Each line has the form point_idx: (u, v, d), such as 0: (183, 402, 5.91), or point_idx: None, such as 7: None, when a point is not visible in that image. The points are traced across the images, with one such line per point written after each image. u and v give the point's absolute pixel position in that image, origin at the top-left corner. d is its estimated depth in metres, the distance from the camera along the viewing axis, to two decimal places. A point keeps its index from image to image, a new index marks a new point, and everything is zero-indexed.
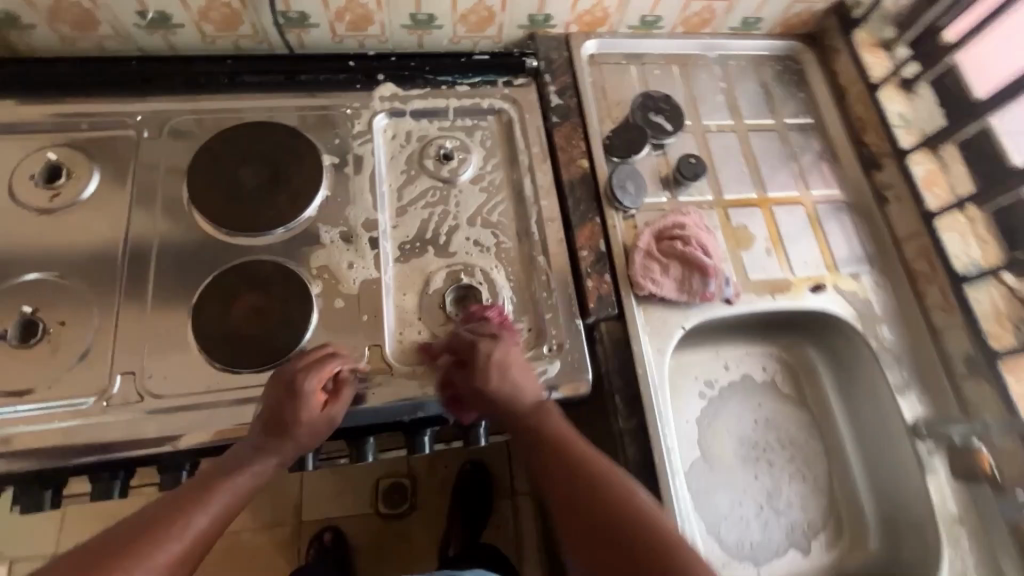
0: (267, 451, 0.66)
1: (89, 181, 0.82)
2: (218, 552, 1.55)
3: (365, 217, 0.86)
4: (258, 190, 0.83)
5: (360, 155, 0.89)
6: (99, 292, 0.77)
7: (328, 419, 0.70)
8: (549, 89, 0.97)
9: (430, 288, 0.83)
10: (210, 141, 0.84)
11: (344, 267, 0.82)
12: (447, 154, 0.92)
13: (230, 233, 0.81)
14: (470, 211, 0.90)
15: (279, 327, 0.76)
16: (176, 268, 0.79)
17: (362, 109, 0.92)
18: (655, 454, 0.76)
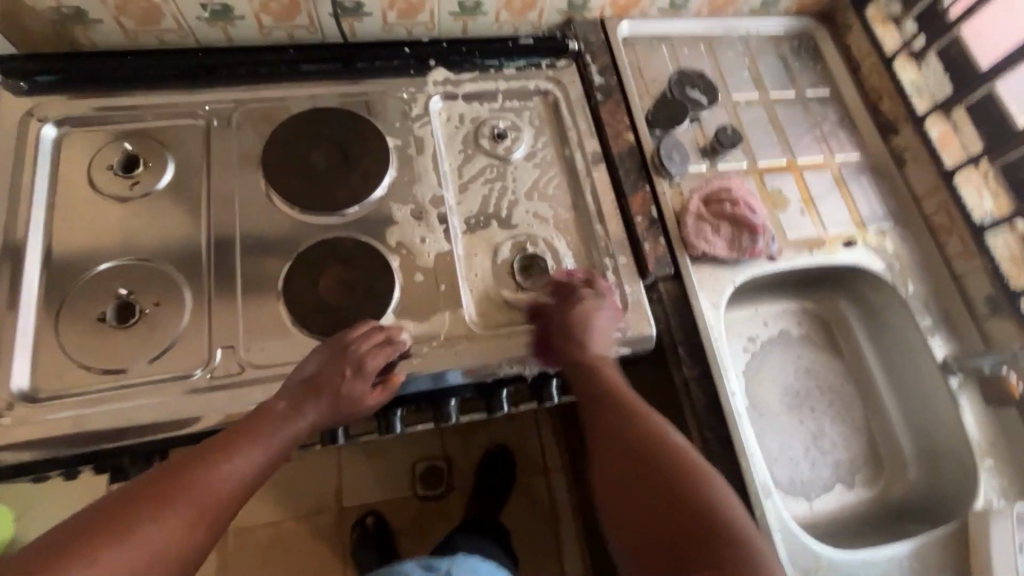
0: (294, 417, 0.70)
1: (165, 169, 0.85)
2: (263, 543, 1.58)
3: (432, 193, 0.90)
4: (330, 171, 0.87)
5: (421, 137, 0.94)
6: (191, 274, 0.80)
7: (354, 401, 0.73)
8: (591, 69, 1.02)
9: (499, 258, 0.89)
10: (280, 126, 0.87)
11: (417, 241, 0.86)
12: (501, 133, 0.97)
13: (308, 212, 0.84)
14: (527, 185, 0.95)
15: (366, 298, 0.80)
16: (260, 248, 0.82)
17: (418, 93, 0.96)
18: (721, 398, 0.83)
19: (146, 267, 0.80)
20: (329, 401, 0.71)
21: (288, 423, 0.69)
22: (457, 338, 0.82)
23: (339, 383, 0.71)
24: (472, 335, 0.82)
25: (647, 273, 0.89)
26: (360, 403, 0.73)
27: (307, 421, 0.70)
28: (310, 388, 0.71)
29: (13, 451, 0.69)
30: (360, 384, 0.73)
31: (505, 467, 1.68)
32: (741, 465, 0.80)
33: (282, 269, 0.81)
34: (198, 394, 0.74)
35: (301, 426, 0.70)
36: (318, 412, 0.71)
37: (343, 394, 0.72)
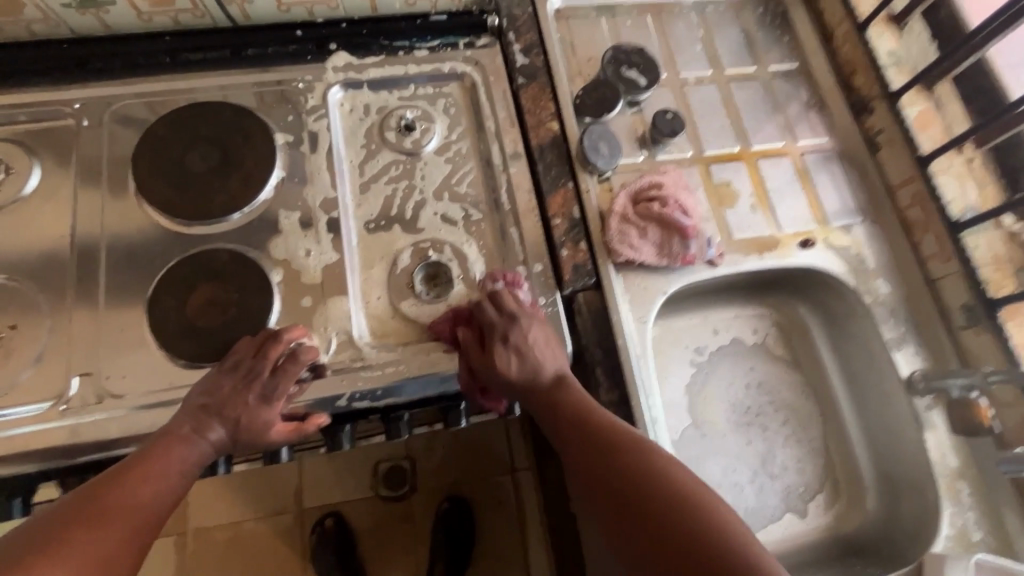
0: (203, 433, 0.65)
1: (30, 175, 0.78)
2: (221, 544, 1.50)
3: (324, 196, 0.81)
4: (207, 175, 0.78)
5: (316, 132, 0.84)
6: (52, 294, 0.73)
7: (269, 432, 0.68)
8: (514, 48, 0.90)
9: (398, 267, 0.80)
10: (155, 126, 0.79)
11: (302, 255, 0.78)
12: (409, 125, 0.86)
13: (184, 222, 0.77)
14: (437, 183, 0.85)
15: (240, 318, 0.73)
16: (130, 263, 0.75)
17: (316, 83, 0.86)
18: (639, 424, 0.74)
19: (4, 287, 0.73)
20: (228, 431, 0.66)
21: (189, 453, 0.63)
22: (344, 360, 0.74)
23: (241, 413, 0.66)
24: (360, 357, 0.74)
25: (564, 284, 0.79)
26: (265, 435, 0.68)
27: (211, 446, 0.65)
28: (210, 413, 0.66)
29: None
30: (267, 414, 0.67)
31: (469, 466, 1.59)
32: None
33: (150, 287, 0.74)
34: (49, 429, 0.67)
35: (207, 455, 0.65)
36: (221, 439, 0.66)
37: (243, 426, 0.67)
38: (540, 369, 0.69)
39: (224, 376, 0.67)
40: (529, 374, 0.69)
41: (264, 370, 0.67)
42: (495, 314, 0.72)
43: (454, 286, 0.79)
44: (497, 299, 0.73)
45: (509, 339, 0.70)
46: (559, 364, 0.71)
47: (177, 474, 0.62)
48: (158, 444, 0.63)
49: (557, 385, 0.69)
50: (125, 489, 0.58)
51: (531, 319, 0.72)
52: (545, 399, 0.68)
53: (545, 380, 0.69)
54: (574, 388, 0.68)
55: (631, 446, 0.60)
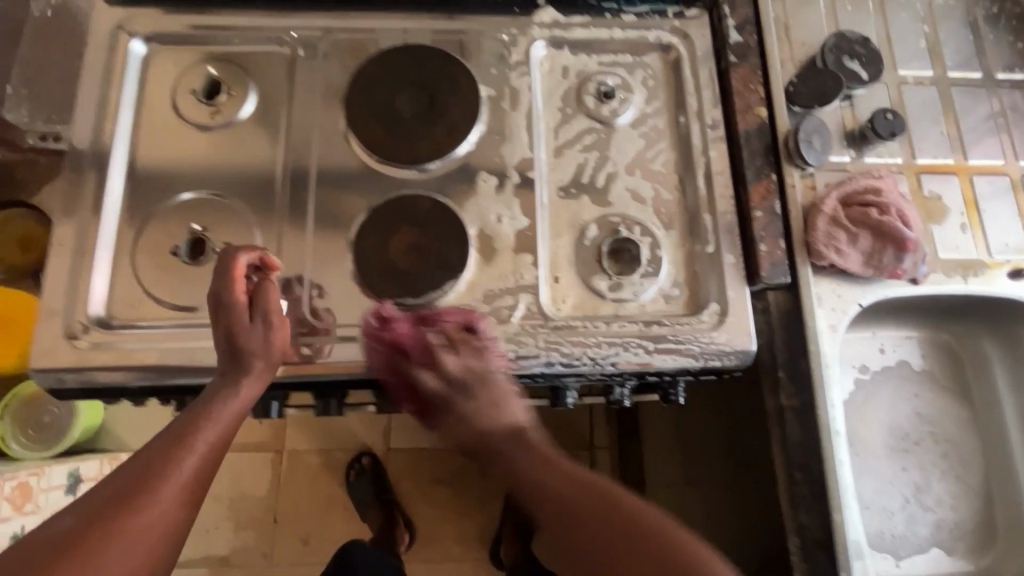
0: (234, 376, 0.65)
1: (249, 99, 0.80)
2: (314, 467, 1.65)
3: (521, 156, 0.80)
4: (413, 119, 0.78)
5: (517, 89, 0.83)
6: (264, 217, 0.76)
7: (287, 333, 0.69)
8: (727, 23, 0.85)
9: (585, 239, 0.79)
10: (367, 64, 0.80)
11: (493, 219, 0.77)
12: (608, 92, 0.85)
13: (386, 164, 0.78)
14: (629, 158, 0.83)
15: (437, 267, 0.73)
16: (335, 196, 0.77)
17: (520, 37, 0.85)
18: (822, 434, 0.72)
19: (219, 204, 0.76)
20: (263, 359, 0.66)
21: (221, 407, 0.62)
22: (529, 324, 0.74)
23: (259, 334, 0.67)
24: (546, 323, 0.74)
25: (757, 279, 0.77)
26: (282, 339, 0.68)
27: (250, 390, 0.64)
28: (232, 360, 0.66)
29: (75, 376, 0.68)
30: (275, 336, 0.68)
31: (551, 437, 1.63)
32: (834, 518, 0.70)
33: (352, 223, 0.76)
34: None
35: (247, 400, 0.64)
36: (257, 370, 0.65)
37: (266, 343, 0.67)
38: (499, 422, 0.64)
39: (229, 320, 0.67)
40: (490, 428, 0.64)
41: (246, 308, 0.68)
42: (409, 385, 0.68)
43: (640, 266, 0.78)
44: (455, 339, 0.68)
45: (452, 403, 0.66)
46: (518, 416, 0.65)
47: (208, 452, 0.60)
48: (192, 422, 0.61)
49: (514, 441, 0.63)
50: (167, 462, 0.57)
51: (489, 364, 0.66)
52: (500, 444, 0.64)
53: (596, 479, 0.59)
54: (559, 470, 0.61)
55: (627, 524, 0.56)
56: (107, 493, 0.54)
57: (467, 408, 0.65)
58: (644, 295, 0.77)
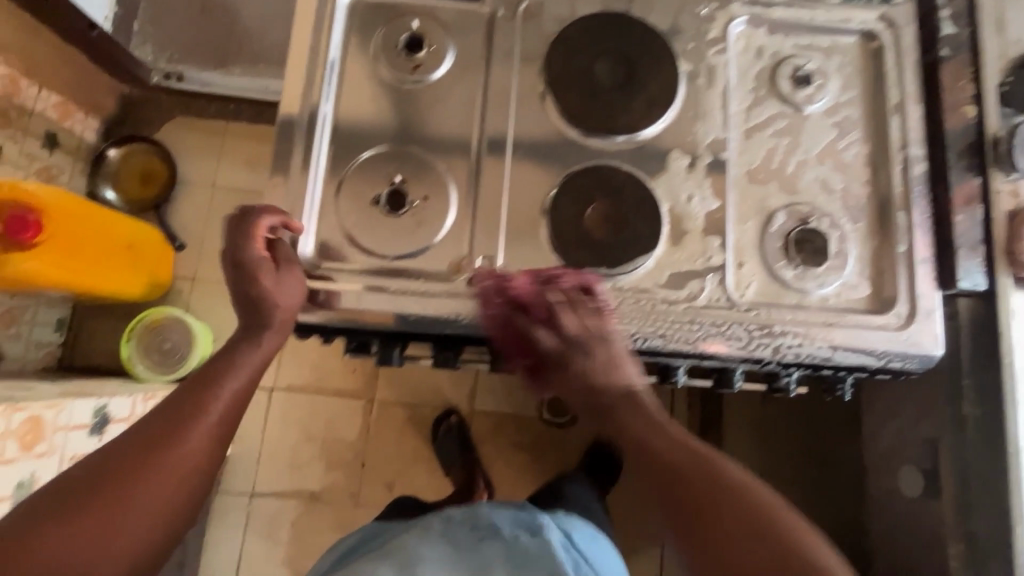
0: (250, 336, 0.65)
1: (449, 56, 0.81)
2: (401, 419, 1.71)
3: (715, 136, 0.79)
4: (611, 89, 0.78)
5: (714, 66, 0.81)
6: (459, 175, 0.78)
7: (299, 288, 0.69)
8: (940, 13, 0.82)
9: (773, 226, 0.78)
10: (569, 29, 0.79)
11: (684, 198, 0.77)
12: (805, 77, 0.82)
13: (583, 133, 0.78)
14: (822, 147, 0.81)
15: (631, 240, 0.74)
16: (530, 161, 0.78)
17: (720, 12, 0.83)
18: (1006, 446, 0.72)
19: (417, 158, 0.78)
20: (276, 332, 0.66)
21: (245, 355, 0.62)
22: (714, 305, 0.75)
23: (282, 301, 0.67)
24: (731, 307, 0.75)
25: (950, 284, 0.76)
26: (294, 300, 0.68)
27: (259, 357, 0.64)
28: (252, 318, 0.66)
29: None
30: (294, 290, 0.68)
31: None
32: (1015, 530, 0.71)
33: (545, 189, 0.77)
34: (458, 303, 0.73)
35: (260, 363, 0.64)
36: (271, 339, 0.65)
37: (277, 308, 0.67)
38: (614, 379, 0.64)
39: (251, 278, 0.67)
40: (606, 375, 0.64)
41: (273, 266, 0.69)
42: (582, 356, 0.65)
43: (827, 259, 0.77)
44: (576, 298, 0.67)
45: (582, 367, 0.65)
46: (629, 378, 0.65)
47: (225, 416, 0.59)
48: (196, 383, 0.60)
49: (626, 399, 0.63)
50: (196, 408, 0.57)
51: (605, 332, 0.65)
52: (615, 403, 0.63)
53: (612, 391, 0.64)
54: (632, 412, 0.62)
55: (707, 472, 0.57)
56: (125, 442, 0.55)
57: (601, 367, 0.64)
58: (829, 288, 0.77)
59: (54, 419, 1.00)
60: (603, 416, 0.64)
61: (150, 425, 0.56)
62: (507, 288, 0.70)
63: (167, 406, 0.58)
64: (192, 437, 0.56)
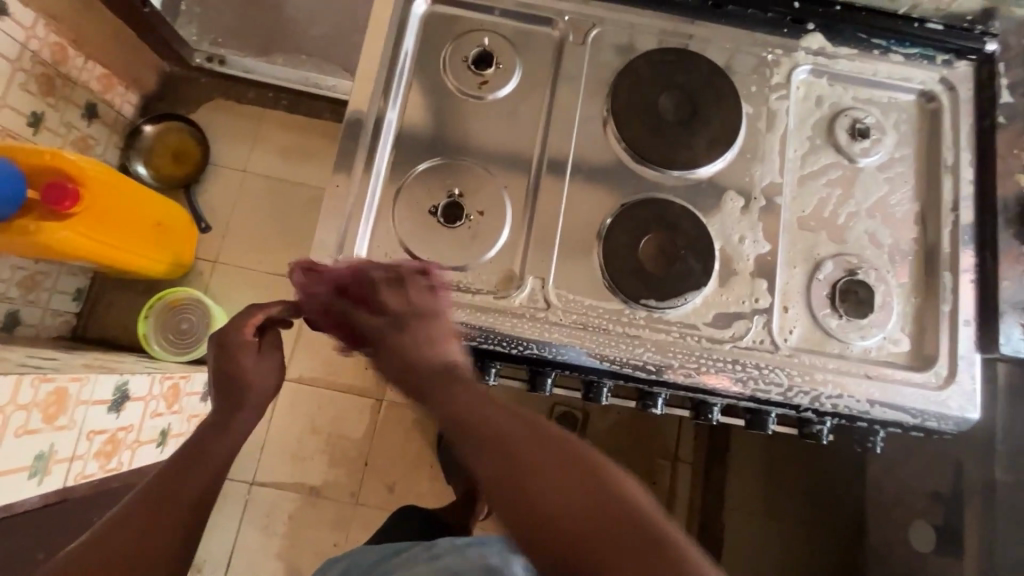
0: (229, 411, 0.68)
1: (516, 75, 0.82)
2: (408, 422, 1.71)
3: (771, 180, 0.80)
4: (674, 124, 0.79)
5: (775, 111, 0.82)
6: (517, 194, 0.79)
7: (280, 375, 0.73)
8: (1001, 80, 0.83)
9: (820, 274, 0.79)
10: (637, 61, 0.80)
11: (735, 240, 0.78)
12: (863, 130, 0.83)
13: (643, 165, 0.79)
14: (874, 201, 0.82)
15: (682, 275, 0.75)
16: (588, 187, 0.79)
17: (785, 58, 0.84)
18: None
19: (476, 172, 0.79)
20: (256, 411, 0.70)
21: (217, 440, 0.66)
22: (756, 347, 0.76)
23: (265, 389, 0.71)
24: (774, 351, 0.76)
25: (992, 348, 0.77)
26: (265, 382, 0.71)
27: (243, 435, 0.68)
28: (229, 398, 0.69)
29: None
30: (271, 373, 0.72)
31: None
32: None
33: (601, 215, 0.78)
34: (506, 320, 0.73)
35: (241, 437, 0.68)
36: (251, 419, 0.69)
37: (259, 394, 0.70)
38: (424, 358, 0.56)
39: (233, 357, 0.71)
40: (405, 359, 0.56)
41: (256, 347, 0.73)
42: (388, 319, 0.59)
43: (871, 311, 0.78)
44: (401, 274, 0.62)
45: (386, 342, 0.58)
46: (450, 357, 0.57)
47: (203, 488, 0.62)
48: (183, 458, 0.63)
49: (445, 376, 0.54)
50: (180, 476, 0.62)
51: (433, 306, 0.60)
52: (431, 382, 0.54)
53: (428, 366, 0.55)
54: (461, 394, 0.53)
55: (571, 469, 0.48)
56: (101, 539, 0.57)
57: (416, 349, 0.57)
58: (871, 341, 0.77)
59: (78, 392, 1.00)
60: (415, 392, 0.55)
61: (138, 511, 0.59)
62: (327, 274, 0.67)
63: (148, 492, 0.60)
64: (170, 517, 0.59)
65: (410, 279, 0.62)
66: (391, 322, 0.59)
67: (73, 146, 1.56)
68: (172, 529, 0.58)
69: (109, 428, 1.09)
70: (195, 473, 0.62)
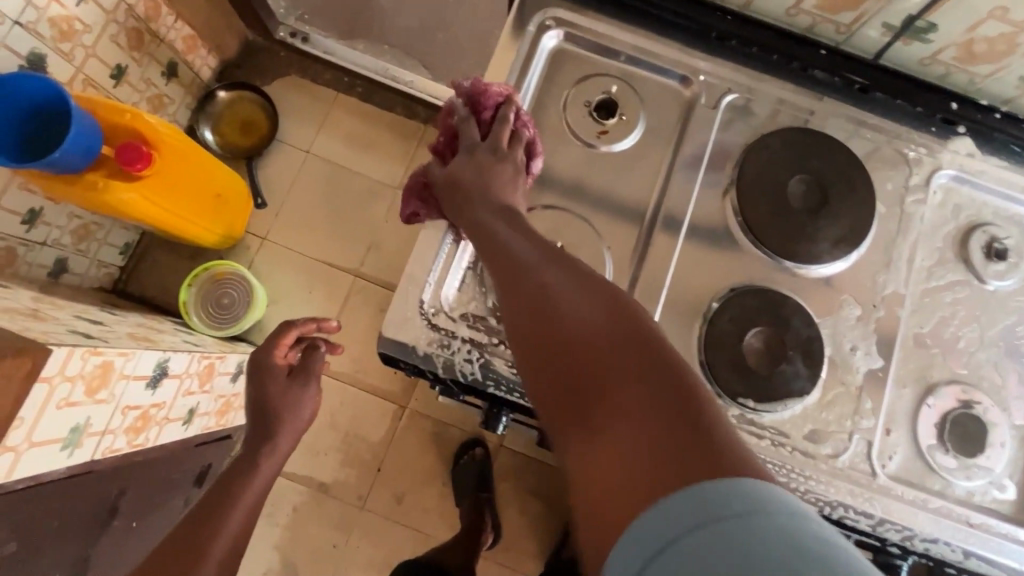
0: (262, 437, 0.86)
1: (638, 129, 0.77)
2: (427, 435, 1.67)
3: (893, 289, 0.74)
4: (800, 213, 0.74)
5: (909, 215, 0.76)
6: (620, 257, 0.74)
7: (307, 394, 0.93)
8: None
9: (933, 400, 0.72)
10: (771, 137, 0.75)
11: (846, 349, 0.72)
12: (1002, 250, 0.77)
13: (759, 248, 0.74)
14: (998, 329, 0.75)
15: (787, 378, 0.69)
16: (696, 263, 0.74)
17: (927, 158, 0.78)
18: None
19: (580, 226, 0.74)
20: (303, 420, 0.91)
21: (254, 468, 0.83)
22: (852, 471, 0.69)
23: (296, 404, 0.90)
24: (872, 478, 0.69)
25: None
26: (297, 404, 0.91)
27: (271, 472, 0.84)
28: (260, 421, 0.88)
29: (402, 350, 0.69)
30: (307, 403, 0.92)
31: None
32: None
33: (704, 298, 0.73)
34: None
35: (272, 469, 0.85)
36: (286, 447, 0.88)
37: (286, 401, 0.90)
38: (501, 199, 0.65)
39: (262, 380, 0.93)
40: (472, 224, 0.63)
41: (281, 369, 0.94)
42: (427, 247, 0.71)
43: (986, 452, 0.71)
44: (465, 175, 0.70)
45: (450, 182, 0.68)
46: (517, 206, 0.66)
47: (268, 470, 0.83)
48: (242, 459, 0.84)
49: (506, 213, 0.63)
50: (227, 492, 0.78)
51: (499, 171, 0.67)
52: (490, 214, 0.63)
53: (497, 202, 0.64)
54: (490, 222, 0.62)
55: (562, 339, 0.48)
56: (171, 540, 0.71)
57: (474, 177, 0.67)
58: (978, 485, 0.70)
59: (122, 367, 0.97)
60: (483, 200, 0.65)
61: (185, 531, 0.73)
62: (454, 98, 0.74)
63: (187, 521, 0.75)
64: (224, 524, 0.74)
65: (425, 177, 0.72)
66: (431, 216, 0.71)
67: (148, 103, 1.54)
68: (221, 534, 0.72)
69: (142, 405, 1.06)
70: (235, 503, 0.77)
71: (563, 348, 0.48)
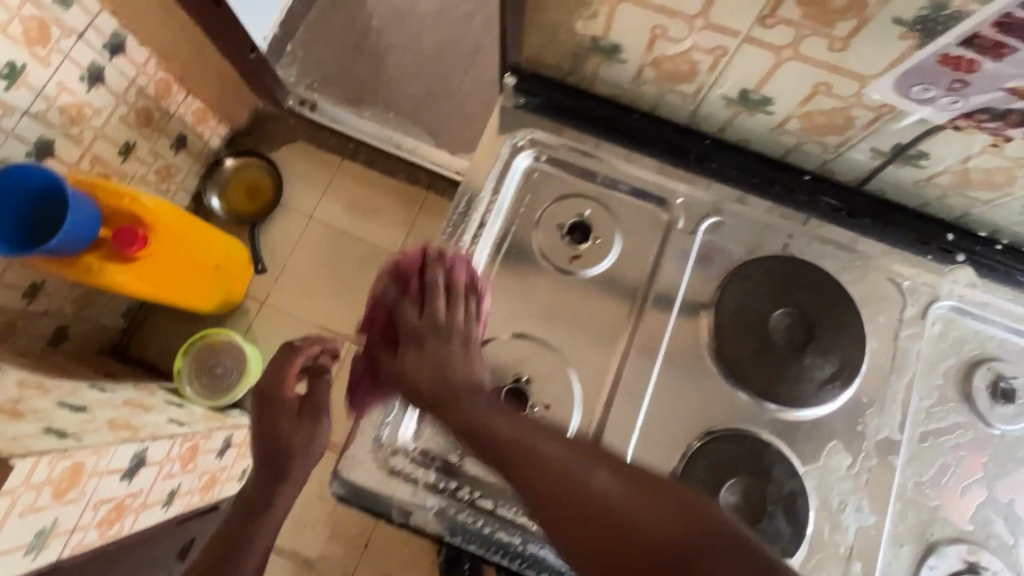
0: (269, 471, 0.85)
1: (611, 252, 0.74)
2: None
3: (887, 434, 0.68)
4: (784, 350, 0.69)
5: (903, 351, 0.71)
6: (590, 392, 0.70)
7: (302, 428, 0.87)
8: None
9: (932, 560, 0.66)
10: (749, 265, 0.72)
11: (835, 504, 0.66)
12: (1009, 391, 0.70)
13: (737, 387, 0.69)
14: (1007, 481, 0.69)
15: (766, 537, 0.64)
16: (671, 399, 0.70)
17: (923, 287, 0.73)
18: None
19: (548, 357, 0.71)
20: (310, 445, 0.87)
21: (261, 521, 0.84)
22: None
23: (302, 436, 0.87)
24: None
25: None
26: (303, 444, 0.87)
27: (320, 441, 0.88)
28: (268, 458, 0.86)
29: (354, 493, 0.66)
30: (321, 431, 0.88)
31: None
32: None
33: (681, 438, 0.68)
34: (547, 548, 0.65)
35: (311, 453, 0.87)
36: (320, 440, 0.88)
37: (297, 445, 0.87)
38: (455, 298, 0.68)
39: (273, 410, 0.88)
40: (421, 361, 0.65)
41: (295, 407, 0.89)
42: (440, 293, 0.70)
43: None
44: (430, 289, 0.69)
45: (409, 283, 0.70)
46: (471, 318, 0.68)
47: (300, 473, 0.86)
48: (292, 455, 0.86)
49: (464, 290, 0.69)
50: (240, 544, 0.82)
51: (448, 283, 0.69)
52: (444, 322, 0.67)
53: (463, 272, 0.70)
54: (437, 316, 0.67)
55: (543, 467, 0.56)
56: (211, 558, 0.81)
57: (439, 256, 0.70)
58: None
59: (95, 465, 0.97)
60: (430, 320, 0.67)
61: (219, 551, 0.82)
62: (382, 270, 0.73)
63: (231, 530, 0.84)
64: (252, 553, 0.82)
65: (408, 271, 0.71)
66: (416, 275, 0.70)
67: (156, 173, 1.58)
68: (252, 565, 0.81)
69: (116, 496, 1.04)
70: (255, 540, 0.83)
71: (541, 474, 0.56)
